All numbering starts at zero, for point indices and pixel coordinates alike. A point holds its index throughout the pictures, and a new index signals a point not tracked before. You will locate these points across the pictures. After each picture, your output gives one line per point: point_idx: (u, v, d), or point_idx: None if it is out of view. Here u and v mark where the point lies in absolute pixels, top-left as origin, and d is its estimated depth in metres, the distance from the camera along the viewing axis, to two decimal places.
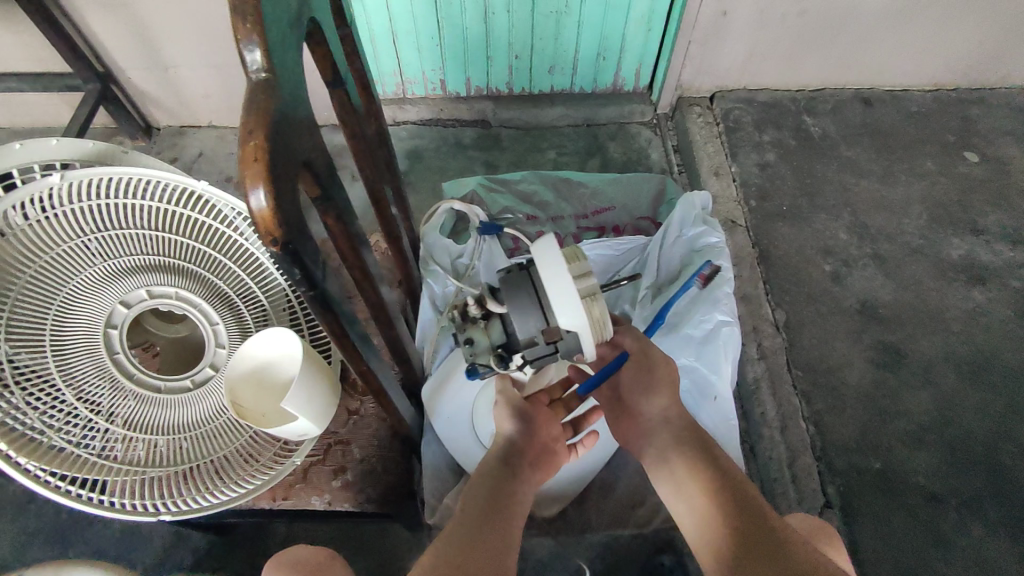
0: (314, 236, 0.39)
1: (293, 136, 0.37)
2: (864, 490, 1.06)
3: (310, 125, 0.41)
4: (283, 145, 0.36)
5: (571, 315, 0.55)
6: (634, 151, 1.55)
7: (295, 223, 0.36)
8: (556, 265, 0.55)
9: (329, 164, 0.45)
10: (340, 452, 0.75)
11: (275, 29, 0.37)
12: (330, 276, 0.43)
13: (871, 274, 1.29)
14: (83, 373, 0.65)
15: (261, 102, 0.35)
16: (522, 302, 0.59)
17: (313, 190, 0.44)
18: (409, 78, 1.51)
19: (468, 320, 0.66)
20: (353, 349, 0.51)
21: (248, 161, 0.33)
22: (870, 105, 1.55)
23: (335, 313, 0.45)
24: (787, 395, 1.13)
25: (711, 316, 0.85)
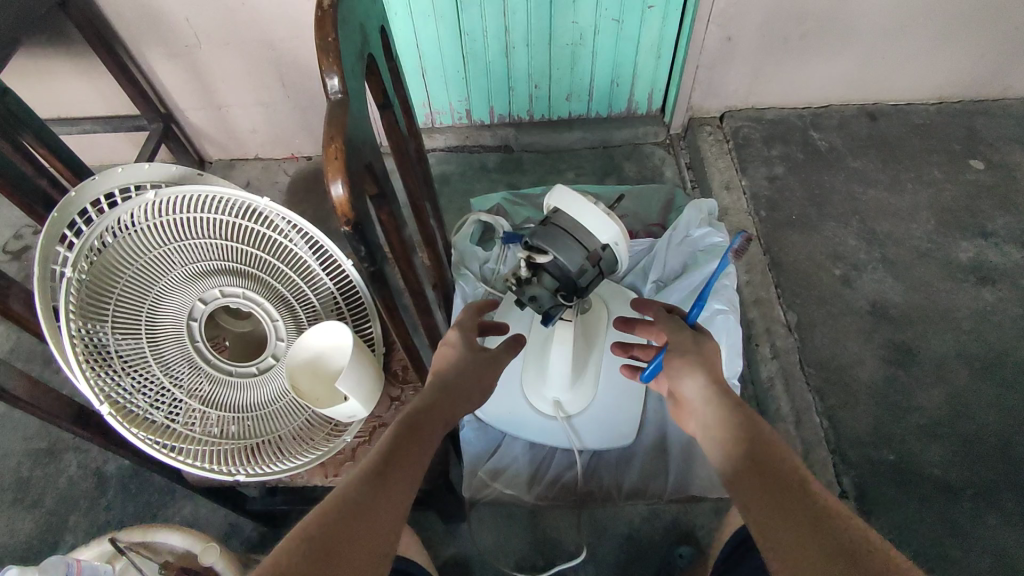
0: (375, 221, 0.48)
1: (359, 143, 0.47)
2: (879, 480, 1.09)
3: (370, 137, 0.51)
4: (354, 150, 0.45)
5: (608, 228, 0.61)
6: (649, 169, 1.65)
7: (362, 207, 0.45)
8: (575, 199, 0.61)
9: (384, 168, 0.55)
10: (384, 433, 0.84)
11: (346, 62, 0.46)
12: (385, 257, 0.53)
13: (881, 276, 1.35)
14: (172, 359, 0.76)
15: (340, 114, 0.44)
16: (560, 241, 0.62)
17: (371, 191, 0.53)
18: (438, 109, 1.65)
19: (519, 281, 0.66)
20: (400, 325, 0.60)
21: (331, 158, 0.43)
22: (875, 120, 1.63)
23: (389, 288, 0.54)
24: (800, 391, 1.19)
25: (709, 305, 0.88)
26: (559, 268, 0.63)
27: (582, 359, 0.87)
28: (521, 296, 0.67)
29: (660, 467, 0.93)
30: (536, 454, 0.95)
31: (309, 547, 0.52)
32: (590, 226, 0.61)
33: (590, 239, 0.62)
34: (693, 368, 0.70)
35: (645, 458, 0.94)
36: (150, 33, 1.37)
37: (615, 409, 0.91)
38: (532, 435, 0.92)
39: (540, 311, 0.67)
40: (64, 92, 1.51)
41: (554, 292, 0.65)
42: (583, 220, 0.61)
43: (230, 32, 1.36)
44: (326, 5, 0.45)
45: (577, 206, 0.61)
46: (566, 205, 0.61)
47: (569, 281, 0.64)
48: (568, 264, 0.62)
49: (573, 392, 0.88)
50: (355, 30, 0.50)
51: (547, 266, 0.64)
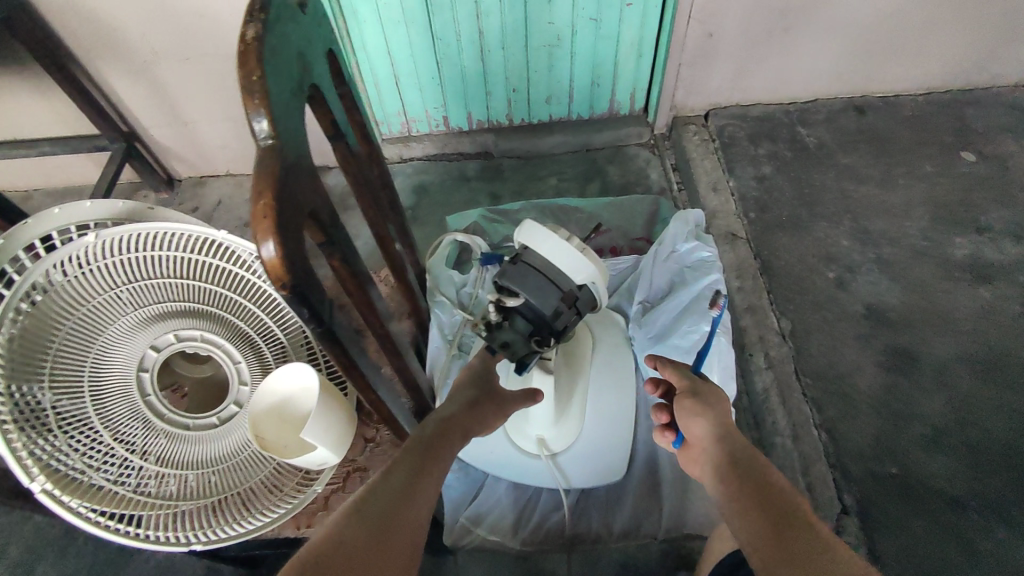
0: (319, 277, 0.43)
1: (298, 191, 0.41)
2: (881, 494, 1.06)
3: (313, 180, 0.45)
4: (289, 201, 0.39)
5: (583, 267, 0.57)
6: (633, 172, 1.60)
7: (300, 267, 0.39)
8: (547, 236, 0.57)
9: (333, 211, 0.49)
10: (359, 479, 0.79)
11: (278, 99, 0.40)
12: (336, 312, 0.47)
13: (875, 278, 1.31)
14: (122, 416, 0.71)
15: (269, 163, 0.38)
16: (530, 282, 0.58)
17: (318, 238, 0.47)
18: (413, 117, 1.59)
19: (490, 327, 0.61)
20: (362, 379, 0.55)
21: (257, 216, 0.37)
22: (864, 113, 1.58)
23: (343, 346, 0.48)
24: (797, 403, 1.15)
25: (699, 326, 0.84)
26: (531, 311, 0.58)
27: (566, 392, 0.83)
28: (492, 342, 0.62)
29: (653, 504, 0.90)
30: (522, 494, 0.91)
31: (342, 550, 0.53)
32: (564, 265, 0.57)
33: (564, 278, 0.58)
34: (707, 411, 0.69)
35: (636, 494, 0.90)
36: (105, 49, 1.30)
37: (603, 444, 0.86)
38: (517, 476, 0.89)
39: (512, 358, 0.62)
40: (19, 114, 1.43)
41: (527, 337, 0.60)
42: (555, 258, 0.57)
43: (190, 45, 1.29)
44: (249, 37, 0.38)
45: (549, 245, 0.58)
46: (536, 242, 0.57)
47: (544, 324, 0.59)
48: (540, 305, 0.57)
49: (557, 428, 0.83)
50: (292, 58, 0.44)
51: (519, 309, 0.59)
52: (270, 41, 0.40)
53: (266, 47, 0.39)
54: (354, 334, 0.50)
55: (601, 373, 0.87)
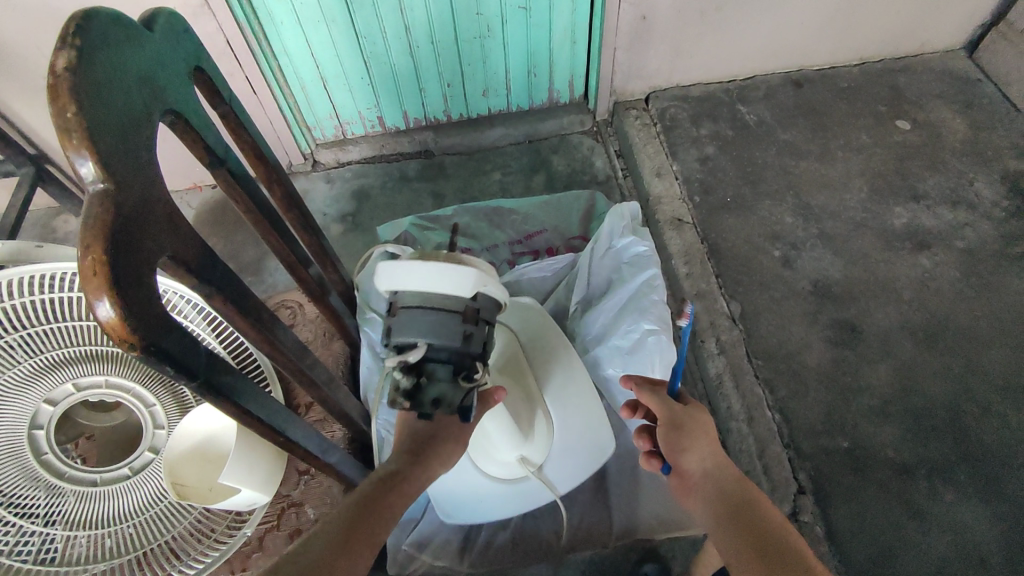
0: (182, 326, 0.38)
1: (145, 235, 0.36)
2: (835, 470, 1.06)
3: (172, 218, 0.40)
4: (131, 249, 0.35)
5: (461, 280, 0.53)
6: (578, 161, 1.56)
7: (152, 321, 0.35)
8: (407, 271, 0.53)
9: (206, 250, 0.44)
10: (294, 514, 0.75)
11: (108, 137, 0.35)
12: (215, 361, 0.42)
13: (819, 253, 1.31)
14: (15, 481, 0.66)
15: (98, 212, 0.33)
16: (425, 322, 0.56)
17: (189, 282, 0.42)
18: (347, 119, 1.53)
19: (409, 396, 0.58)
20: (265, 427, 0.50)
21: (85, 275, 0.32)
22: (801, 87, 1.58)
23: (229, 397, 0.43)
24: (750, 386, 1.14)
25: (638, 326, 0.82)
26: (441, 350, 0.57)
27: (525, 403, 0.76)
28: (423, 407, 0.58)
29: (602, 510, 0.89)
30: None
31: None
32: (445, 290, 0.53)
33: (453, 299, 0.56)
34: (698, 441, 0.68)
35: (585, 502, 0.90)
36: None
37: (580, 438, 0.81)
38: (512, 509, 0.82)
39: (452, 410, 0.60)
40: None
41: (453, 377, 0.59)
42: (431, 286, 0.53)
43: None
44: (59, 68, 0.34)
45: (414, 278, 0.53)
46: (401, 283, 0.53)
47: (462, 355, 0.58)
48: (447, 340, 0.56)
49: (530, 442, 0.76)
50: (129, 85, 0.39)
51: (429, 353, 0.58)
52: (89, 72, 0.35)
53: (84, 79, 0.35)
54: (242, 379, 0.46)
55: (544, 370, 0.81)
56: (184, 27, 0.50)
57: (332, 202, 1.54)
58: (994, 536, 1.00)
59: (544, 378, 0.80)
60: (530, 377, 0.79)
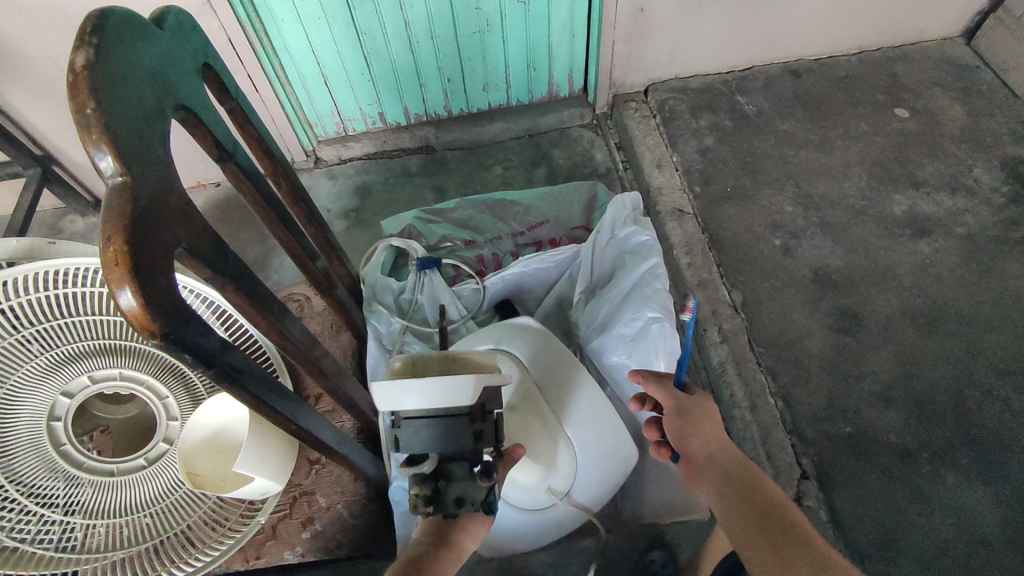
0: (199, 315, 0.39)
1: (161, 226, 0.37)
2: (838, 455, 1.07)
3: (187, 212, 0.41)
4: (149, 240, 0.36)
5: (459, 388, 0.55)
6: (579, 154, 1.57)
7: (171, 310, 0.36)
8: (404, 388, 0.54)
9: (220, 242, 0.45)
10: (306, 503, 0.76)
11: (124, 131, 0.36)
12: (232, 351, 0.43)
13: (819, 242, 1.32)
14: (37, 472, 0.68)
15: (118, 205, 0.34)
16: (432, 432, 0.58)
17: (205, 273, 0.43)
18: (348, 116, 1.54)
19: (432, 503, 0.57)
20: (278, 415, 0.51)
21: (108, 266, 0.33)
22: (799, 77, 1.59)
23: (245, 386, 0.45)
24: (752, 373, 1.16)
25: (641, 314, 0.82)
26: (453, 452, 0.59)
27: (542, 436, 0.76)
28: (449, 510, 0.58)
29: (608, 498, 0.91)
30: None
31: None
32: (448, 397, 0.55)
33: (457, 409, 0.58)
34: (702, 425, 0.71)
35: None
36: (4, 71, 1.20)
37: (603, 457, 0.80)
38: (548, 535, 0.84)
39: (479, 508, 0.59)
40: None
41: (471, 474, 0.59)
42: (434, 398, 0.55)
43: None
44: (78, 66, 0.35)
45: (415, 394, 0.55)
46: (400, 400, 0.55)
47: (473, 450, 0.59)
48: (460, 445, 0.58)
49: (552, 472, 0.77)
50: (143, 81, 0.40)
51: (442, 457, 0.59)
52: (106, 68, 0.36)
53: (101, 77, 0.36)
54: (258, 367, 0.47)
55: (558, 395, 0.79)
56: (192, 24, 0.51)
57: (335, 198, 1.55)
58: (997, 518, 1.01)
59: (559, 405, 0.79)
60: (545, 405, 0.78)
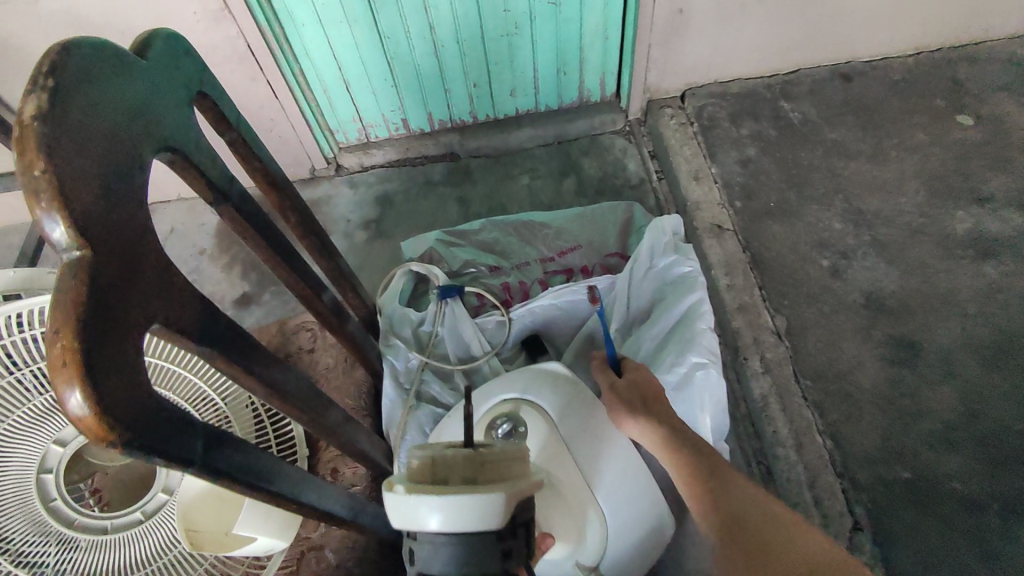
0: (174, 407, 0.33)
1: (129, 305, 0.31)
2: (894, 503, 0.98)
3: (166, 280, 0.35)
4: (111, 328, 0.29)
5: (484, 511, 0.45)
6: (610, 163, 1.48)
7: (134, 410, 0.30)
8: (418, 504, 0.45)
9: (207, 309, 0.39)
10: (315, 558, 0.72)
11: (87, 192, 0.30)
12: (217, 437, 0.37)
13: (872, 263, 1.22)
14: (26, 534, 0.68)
15: (72, 287, 0.28)
16: (451, 557, 0.46)
17: (189, 345, 0.37)
18: (370, 122, 1.48)
19: None
20: (279, 496, 0.45)
21: (54, 365, 0.27)
22: (850, 81, 1.48)
23: (232, 475, 0.39)
24: (798, 409, 1.07)
25: (683, 357, 0.75)
26: None
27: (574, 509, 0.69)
28: None
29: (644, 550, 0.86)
30: None
31: None
32: (466, 520, 0.45)
33: (481, 532, 0.46)
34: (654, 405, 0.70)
35: None
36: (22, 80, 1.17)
37: (637, 528, 0.73)
38: None
39: None
40: None
41: None
42: (452, 518, 0.45)
43: None
44: (28, 116, 0.28)
45: (429, 512, 0.45)
46: (415, 517, 0.45)
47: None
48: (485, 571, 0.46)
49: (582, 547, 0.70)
50: (117, 122, 0.34)
51: None
52: (68, 116, 0.30)
53: (60, 127, 0.29)
54: (251, 451, 0.42)
55: (588, 455, 0.72)
56: (186, 47, 0.45)
57: (356, 208, 1.50)
58: None
59: (591, 470, 0.71)
60: (576, 468, 0.71)
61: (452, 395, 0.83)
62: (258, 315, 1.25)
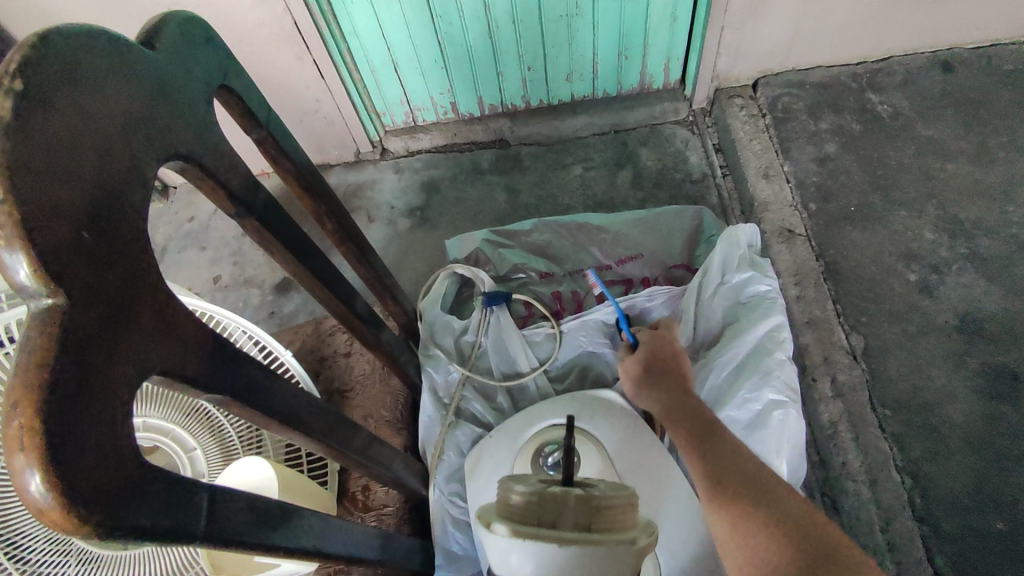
0: (165, 474, 0.30)
1: (110, 359, 0.28)
2: (985, 557, 0.87)
3: (156, 324, 0.32)
4: (85, 393, 0.26)
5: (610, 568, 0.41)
6: (670, 156, 1.37)
7: (112, 488, 0.27)
8: (526, 550, 0.41)
9: (211, 347, 0.36)
10: None
11: (60, 221, 0.27)
12: (217, 497, 0.34)
13: (968, 279, 1.08)
14: (38, 544, 0.58)
15: (36, 342, 0.25)
16: None
17: (181, 387, 0.35)
18: (418, 105, 1.41)
19: None
20: (298, 552, 0.42)
21: (9, 446, 0.23)
22: (950, 71, 1.32)
23: (236, 540, 0.35)
24: (874, 441, 0.96)
25: (760, 394, 0.71)
26: None
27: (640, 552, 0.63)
28: None
29: None
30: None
31: None
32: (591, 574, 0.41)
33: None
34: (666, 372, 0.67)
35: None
36: None
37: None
38: None
39: None
40: None
41: None
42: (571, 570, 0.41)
43: None
44: None
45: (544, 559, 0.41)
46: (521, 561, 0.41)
47: None
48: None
49: None
50: (107, 139, 0.31)
51: None
52: (38, 131, 0.26)
53: (31, 145, 0.26)
54: (258, 505, 0.38)
55: (651, 493, 0.68)
56: (195, 49, 0.41)
57: (400, 194, 1.44)
58: None
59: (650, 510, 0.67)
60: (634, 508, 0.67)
61: (493, 412, 0.81)
62: (295, 304, 1.22)
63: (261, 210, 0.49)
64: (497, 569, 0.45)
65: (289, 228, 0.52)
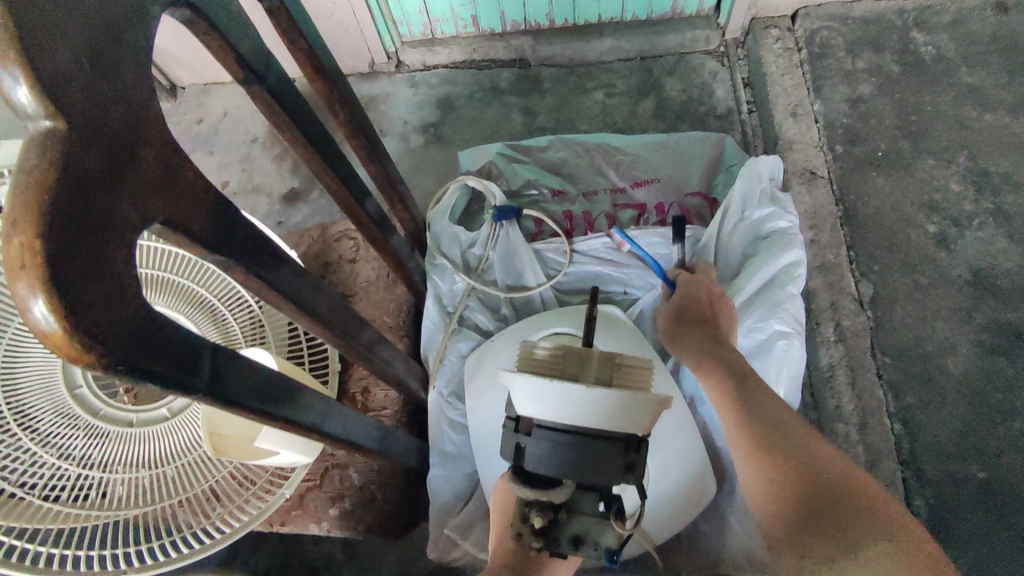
0: (166, 323, 0.31)
1: (113, 199, 0.28)
2: (962, 502, 0.90)
3: (159, 173, 0.31)
4: (85, 224, 0.26)
5: (628, 413, 0.45)
6: (696, 87, 1.32)
7: (111, 323, 0.27)
8: (555, 393, 0.45)
9: (215, 209, 0.36)
10: (337, 478, 0.77)
11: (57, 45, 0.26)
12: (220, 358, 0.35)
13: (988, 235, 1.06)
14: (48, 416, 0.64)
15: (37, 165, 0.25)
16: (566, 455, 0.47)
17: (185, 245, 0.34)
18: (436, 16, 1.33)
19: (546, 539, 0.48)
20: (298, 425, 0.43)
21: (12, 267, 0.24)
22: (1004, 13, 1.23)
23: (238, 401, 0.36)
24: (869, 387, 0.96)
25: (767, 325, 0.72)
26: (592, 484, 0.47)
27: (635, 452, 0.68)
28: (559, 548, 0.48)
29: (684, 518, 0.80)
30: None
31: None
32: (606, 416, 0.45)
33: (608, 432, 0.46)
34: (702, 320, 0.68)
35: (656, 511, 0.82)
36: None
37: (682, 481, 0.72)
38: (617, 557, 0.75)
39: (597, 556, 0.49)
40: None
41: (602, 514, 0.49)
42: (592, 410, 0.45)
43: None
44: None
45: (571, 399, 0.45)
46: (545, 399, 0.46)
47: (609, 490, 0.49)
48: (605, 474, 0.47)
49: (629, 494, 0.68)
50: None
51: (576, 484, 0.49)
52: None
53: None
54: (259, 372, 0.39)
55: None
56: None
57: (413, 109, 1.40)
58: None
59: None
60: None
61: (495, 323, 0.81)
62: (303, 214, 1.21)
63: (271, 84, 0.47)
64: (519, 408, 0.48)
65: (299, 110, 0.51)
